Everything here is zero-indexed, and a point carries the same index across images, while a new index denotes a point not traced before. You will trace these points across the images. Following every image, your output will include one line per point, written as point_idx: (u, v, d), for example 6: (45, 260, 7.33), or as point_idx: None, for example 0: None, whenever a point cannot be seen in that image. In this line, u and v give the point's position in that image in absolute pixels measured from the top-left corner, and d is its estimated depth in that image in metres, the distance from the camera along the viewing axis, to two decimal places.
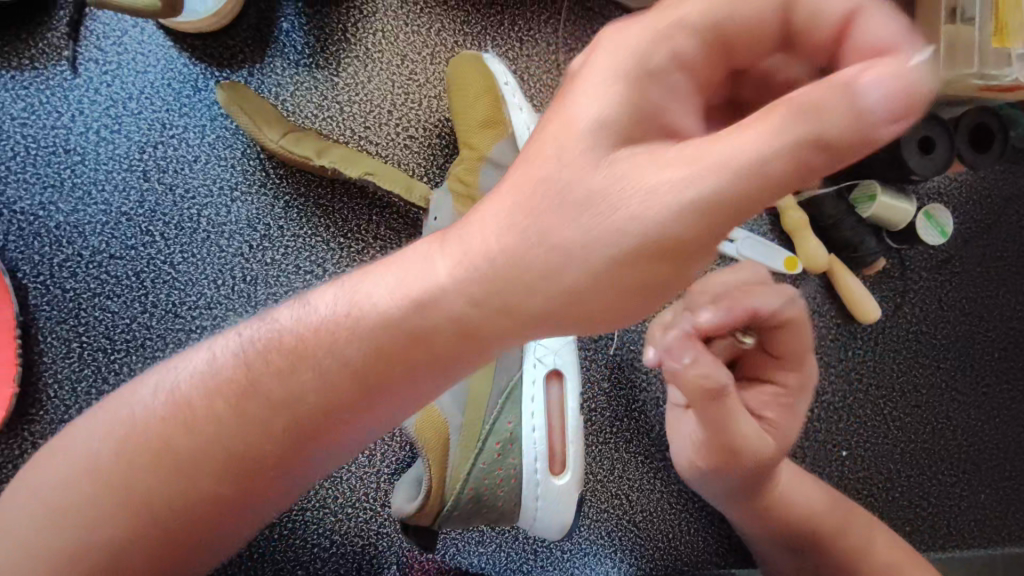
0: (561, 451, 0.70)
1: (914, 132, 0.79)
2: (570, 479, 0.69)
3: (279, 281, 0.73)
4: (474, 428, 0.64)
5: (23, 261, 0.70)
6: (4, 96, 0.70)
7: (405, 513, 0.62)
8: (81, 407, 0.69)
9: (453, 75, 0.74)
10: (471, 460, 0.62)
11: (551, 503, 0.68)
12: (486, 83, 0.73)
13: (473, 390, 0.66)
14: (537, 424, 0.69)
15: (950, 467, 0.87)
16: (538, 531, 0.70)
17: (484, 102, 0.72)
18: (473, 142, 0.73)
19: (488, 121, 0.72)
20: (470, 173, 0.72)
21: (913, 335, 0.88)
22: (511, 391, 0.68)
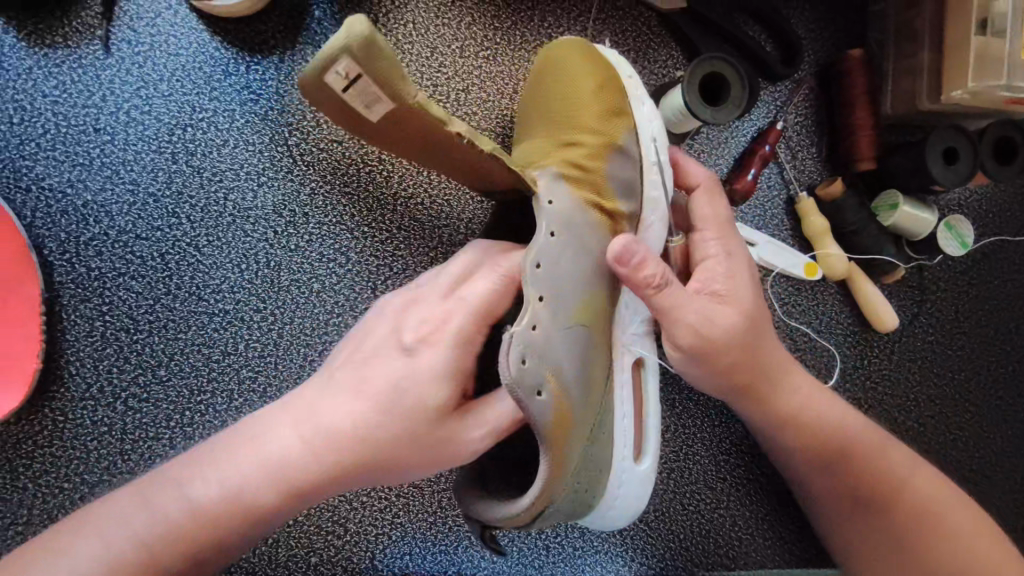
0: (639, 438, 0.69)
1: (939, 141, 0.79)
2: (650, 467, 0.69)
3: (303, 268, 0.74)
4: (590, 419, 0.61)
5: (50, 238, 0.70)
6: (37, 73, 0.70)
7: (509, 509, 0.54)
8: (102, 385, 0.70)
9: (558, 61, 0.70)
10: (584, 446, 0.60)
11: (629, 491, 0.67)
12: (609, 73, 0.69)
13: (592, 378, 0.61)
14: (625, 411, 0.67)
15: (960, 477, 0.88)
16: (612, 524, 0.69)
17: (609, 92, 0.68)
18: (601, 130, 0.67)
19: (615, 110, 0.68)
20: (594, 159, 0.65)
21: (929, 346, 0.89)
22: (610, 382, 0.65)
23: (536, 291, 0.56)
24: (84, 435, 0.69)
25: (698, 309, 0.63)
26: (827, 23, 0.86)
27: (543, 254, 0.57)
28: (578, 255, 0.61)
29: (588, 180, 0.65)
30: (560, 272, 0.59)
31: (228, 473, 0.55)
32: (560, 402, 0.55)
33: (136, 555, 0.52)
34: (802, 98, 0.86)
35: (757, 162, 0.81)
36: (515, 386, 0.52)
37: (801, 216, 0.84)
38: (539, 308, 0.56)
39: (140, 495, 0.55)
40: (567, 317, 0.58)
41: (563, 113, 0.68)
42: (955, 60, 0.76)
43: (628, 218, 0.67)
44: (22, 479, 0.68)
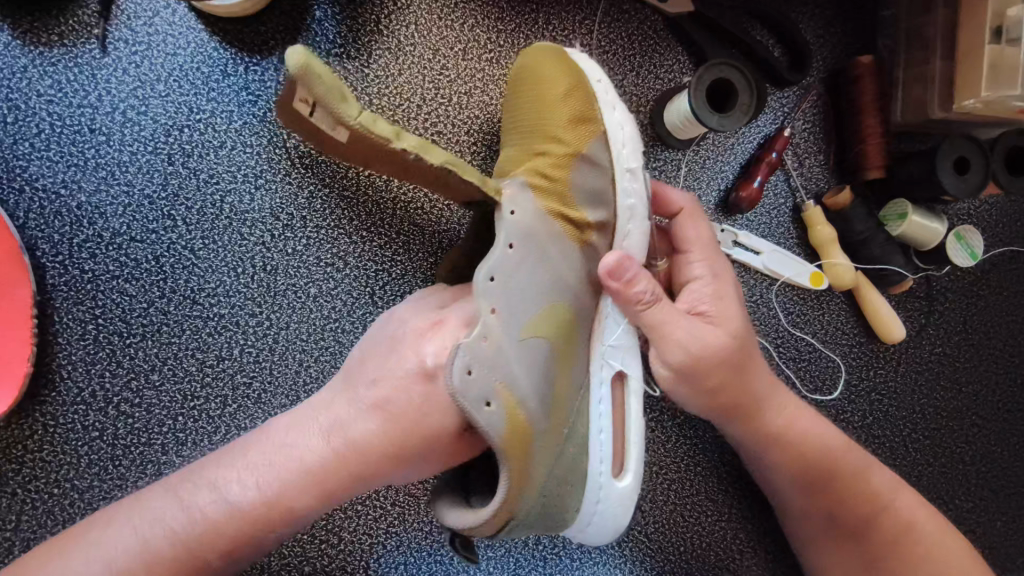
0: (621, 451, 0.66)
1: (950, 151, 0.78)
2: (632, 484, 0.65)
3: (299, 272, 0.73)
4: (557, 431, 0.59)
5: (43, 240, 0.69)
6: (32, 72, 0.69)
7: (470, 519, 0.52)
8: (94, 390, 0.69)
9: (533, 66, 0.67)
10: (552, 460, 0.58)
11: (608, 508, 0.64)
12: (576, 80, 0.66)
13: (557, 390, 0.60)
14: (604, 426, 0.65)
15: (967, 492, 0.87)
16: (588, 539, 0.66)
17: (574, 98, 0.65)
18: (564, 138, 0.64)
19: (578, 117, 0.65)
20: (559, 168, 0.63)
21: (936, 358, 0.87)
22: (583, 394, 0.64)
23: (489, 305, 0.56)
24: (75, 440, 0.68)
25: (685, 323, 0.64)
26: (836, 29, 0.84)
27: (497, 268, 0.57)
28: (538, 268, 0.60)
29: (553, 190, 0.63)
30: (514, 286, 0.58)
31: (253, 471, 0.52)
32: (515, 414, 0.54)
33: (165, 553, 0.49)
34: (810, 105, 0.84)
35: (764, 170, 0.80)
36: (461, 396, 0.52)
37: (808, 225, 0.82)
38: (493, 320, 0.56)
39: (164, 492, 0.52)
40: (519, 329, 0.58)
41: (531, 123, 0.66)
42: (968, 68, 0.75)
43: (599, 227, 0.66)
44: (12, 485, 0.67)
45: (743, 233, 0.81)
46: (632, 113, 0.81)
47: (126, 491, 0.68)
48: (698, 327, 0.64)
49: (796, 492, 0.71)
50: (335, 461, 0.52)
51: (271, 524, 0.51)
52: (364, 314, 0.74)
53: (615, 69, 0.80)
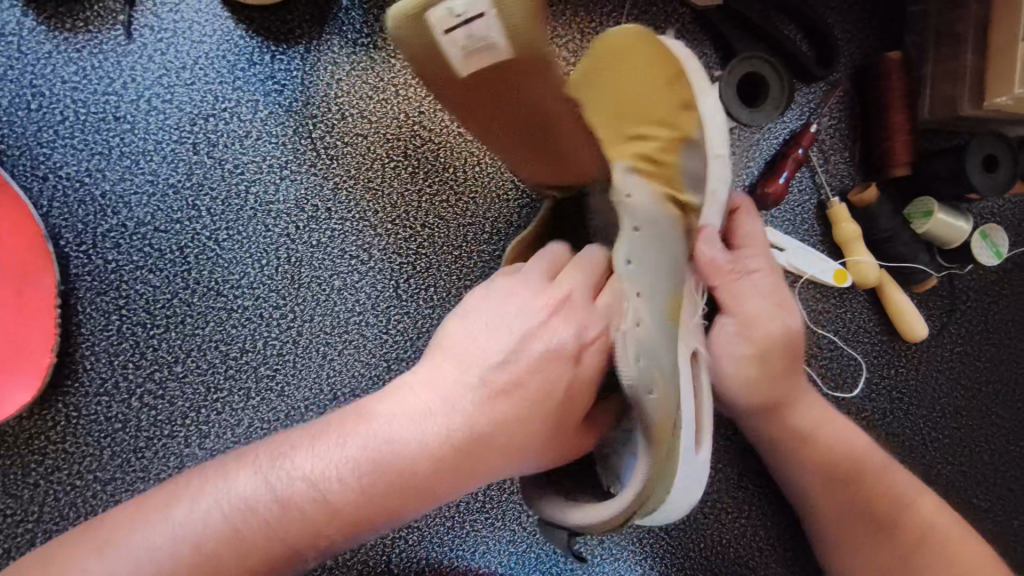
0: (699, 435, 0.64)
1: (979, 149, 0.77)
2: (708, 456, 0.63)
3: (324, 264, 0.72)
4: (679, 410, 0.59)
5: (66, 229, 0.68)
6: (56, 59, 0.68)
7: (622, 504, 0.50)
8: (117, 381, 0.68)
9: (652, 53, 0.65)
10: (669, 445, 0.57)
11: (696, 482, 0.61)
12: (675, 68, 0.66)
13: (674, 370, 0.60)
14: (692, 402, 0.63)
15: (985, 491, 0.87)
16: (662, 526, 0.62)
17: (679, 88, 0.65)
18: (672, 121, 0.65)
19: (684, 103, 0.65)
20: (668, 153, 0.64)
21: (957, 356, 0.87)
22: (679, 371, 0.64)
23: (633, 288, 0.57)
24: (98, 432, 0.68)
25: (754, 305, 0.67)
26: (864, 24, 0.84)
27: (631, 252, 0.58)
28: (662, 251, 0.61)
29: (661, 173, 0.63)
30: (648, 267, 0.58)
31: (333, 448, 0.49)
32: (664, 396, 0.54)
33: (235, 530, 0.47)
34: (836, 101, 0.84)
35: (790, 166, 0.79)
36: (635, 387, 0.52)
37: (832, 222, 0.82)
38: (638, 303, 0.56)
39: (243, 468, 0.50)
40: (659, 312, 0.58)
41: (632, 106, 0.64)
42: (998, 65, 0.74)
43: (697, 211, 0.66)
44: (34, 475, 0.66)
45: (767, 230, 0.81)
46: None
47: (149, 483, 0.68)
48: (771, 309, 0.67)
49: (823, 490, 0.70)
50: (433, 457, 0.49)
51: (354, 507, 0.48)
52: (388, 307, 0.73)
53: None
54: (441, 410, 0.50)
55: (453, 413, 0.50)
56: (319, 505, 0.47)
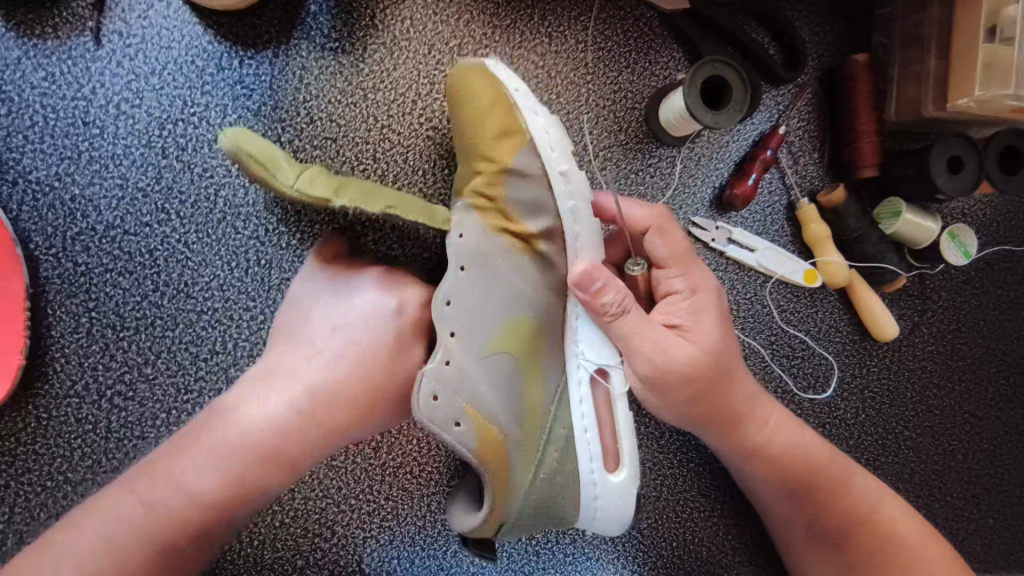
0: (614, 447, 0.65)
1: (944, 151, 0.78)
2: (627, 477, 0.64)
3: (293, 267, 0.73)
4: (536, 442, 0.63)
5: (36, 233, 0.69)
6: (25, 64, 0.69)
7: (473, 525, 0.61)
8: (87, 383, 0.69)
9: (466, 88, 0.68)
10: (538, 466, 0.62)
11: (608, 502, 0.64)
12: (497, 93, 0.67)
13: (529, 400, 0.63)
14: (588, 425, 0.65)
15: (958, 489, 0.87)
16: (603, 530, 0.66)
17: (495, 112, 0.66)
18: (492, 155, 0.66)
19: (505, 130, 0.66)
20: (493, 186, 0.66)
21: (929, 355, 0.88)
22: (560, 395, 0.65)
23: (449, 328, 0.61)
24: (68, 433, 0.68)
25: (651, 333, 0.62)
26: (832, 27, 0.84)
27: (450, 292, 0.62)
28: (494, 286, 0.64)
29: (493, 209, 0.66)
30: (468, 305, 0.63)
31: (206, 452, 0.55)
32: (486, 429, 0.60)
33: (141, 546, 0.53)
34: (805, 103, 0.84)
35: (758, 167, 0.80)
36: (428, 420, 0.59)
37: (802, 223, 0.82)
38: (452, 344, 0.61)
39: (124, 492, 0.55)
40: (482, 347, 0.62)
41: (465, 144, 0.69)
42: (961, 66, 0.75)
43: (548, 234, 0.66)
44: (5, 477, 0.67)
45: (739, 231, 0.81)
46: (627, 109, 0.81)
47: None
48: (671, 339, 0.63)
49: (785, 496, 0.71)
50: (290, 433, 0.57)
51: (233, 500, 0.55)
52: None
53: (610, 66, 0.80)
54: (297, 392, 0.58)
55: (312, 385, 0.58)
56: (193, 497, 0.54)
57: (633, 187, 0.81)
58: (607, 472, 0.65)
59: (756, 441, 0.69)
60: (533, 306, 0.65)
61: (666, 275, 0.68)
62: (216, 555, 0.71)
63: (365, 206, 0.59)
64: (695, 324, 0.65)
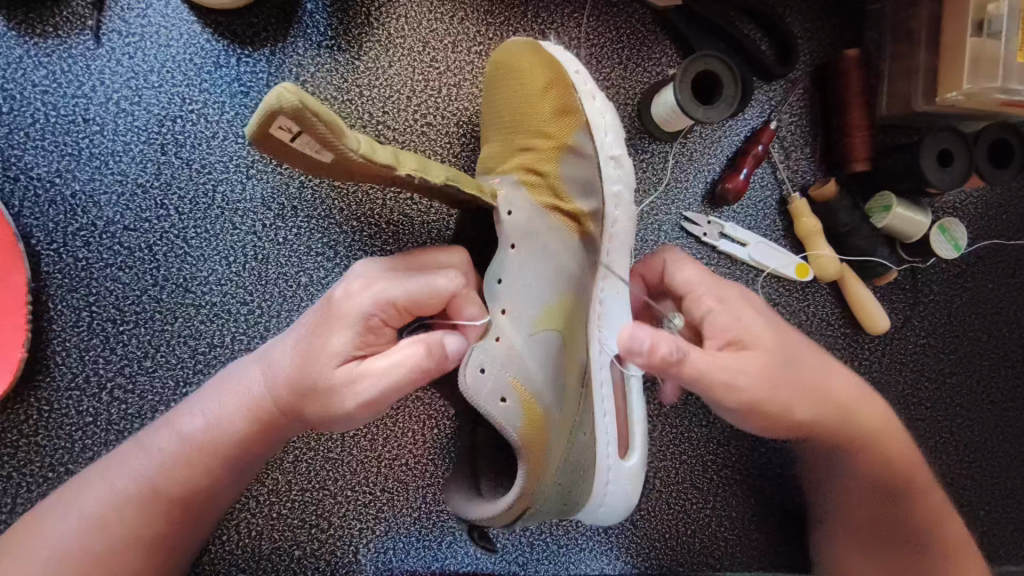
0: (627, 435, 0.69)
1: (934, 144, 0.78)
2: (637, 462, 0.67)
3: (290, 261, 0.74)
4: (569, 424, 0.63)
5: (37, 228, 0.70)
6: (27, 63, 0.70)
7: (496, 511, 0.56)
8: (87, 375, 0.70)
9: (519, 61, 0.69)
10: (569, 449, 0.62)
11: (619, 488, 0.66)
12: (553, 72, 0.68)
13: (569, 380, 0.64)
14: (608, 410, 0.67)
15: (950, 481, 0.88)
16: (602, 520, 0.67)
17: (553, 91, 0.68)
18: (549, 132, 0.67)
19: (561, 109, 0.68)
20: (547, 162, 0.67)
21: (921, 348, 0.88)
22: (587, 379, 0.66)
23: (500, 305, 0.63)
24: (69, 425, 0.69)
25: (717, 363, 0.61)
26: (823, 22, 0.85)
27: (503, 269, 0.65)
28: (544, 264, 0.65)
29: (545, 185, 0.67)
30: (522, 284, 0.64)
31: (172, 439, 0.60)
32: (532, 407, 0.59)
33: (117, 520, 0.58)
34: (797, 98, 0.85)
35: (750, 162, 0.81)
36: (474, 394, 0.57)
37: (793, 218, 0.83)
38: (503, 320, 0.62)
39: (106, 471, 0.60)
40: (531, 325, 0.63)
41: (516, 118, 0.69)
42: (950, 60, 0.76)
43: (597, 215, 0.68)
44: (7, 468, 0.68)
45: (730, 225, 0.82)
46: (620, 105, 0.82)
47: None
48: (738, 363, 0.62)
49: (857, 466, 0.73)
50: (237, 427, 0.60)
51: (198, 478, 0.60)
52: None
53: (603, 62, 0.81)
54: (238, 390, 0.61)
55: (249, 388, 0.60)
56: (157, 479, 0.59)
57: None
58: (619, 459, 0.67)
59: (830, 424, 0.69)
60: (576, 287, 0.67)
61: (695, 302, 0.67)
62: (214, 545, 0.73)
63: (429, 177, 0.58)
64: (753, 334, 0.64)
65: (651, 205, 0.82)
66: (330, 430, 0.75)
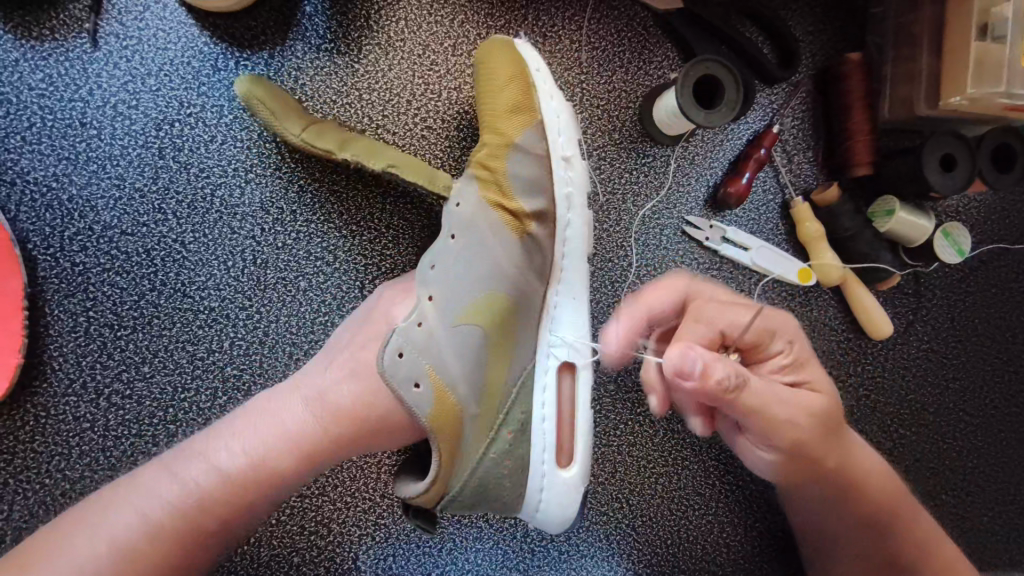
0: (571, 443, 0.68)
1: (937, 148, 0.78)
2: (577, 474, 0.66)
3: (289, 266, 0.73)
4: (488, 418, 0.63)
5: (33, 233, 0.69)
6: (23, 66, 0.69)
7: (415, 491, 0.60)
8: (84, 381, 0.70)
9: (483, 62, 0.70)
10: (486, 443, 0.62)
11: (553, 497, 0.66)
12: (516, 69, 0.69)
13: (490, 377, 0.63)
14: (547, 414, 0.67)
15: (953, 486, 0.88)
16: (540, 524, 0.67)
17: (512, 87, 0.68)
18: (500, 128, 0.68)
19: (517, 106, 0.68)
20: (495, 158, 0.67)
21: (924, 353, 0.88)
22: (522, 379, 0.66)
23: (427, 292, 0.64)
24: (66, 431, 0.69)
25: (776, 409, 0.60)
26: (825, 26, 0.85)
27: (438, 257, 0.66)
28: (478, 258, 0.66)
29: (491, 180, 0.67)
30: (453, 276, 0.65)
31: (207, 467, 0.57)
32: (443, 396, 0.60)
33: (147, 546, 0.54)
34: (799, 102, 0.85)
35: (752, 166, 0.80)
36: (389, 376, 0.59)
37: (797, 222, 0.83)
38: (428, 307, 0.63)
39: (126, 497, 0.56)
40: (453, 316, 0.63)
41: (482, 115, 0.70)
42: (953, 64, 0.75)
43: (539, 214, 0.68)
44: (4, 475, 0.68)
45: (732, 230, 0.82)
46: (621, 109, 0.81)
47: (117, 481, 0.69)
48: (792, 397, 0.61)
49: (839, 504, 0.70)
50: (283, 457, 0.58)
51: (238, 508, 0.57)
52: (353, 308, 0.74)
53: (604, 65, 0.81)
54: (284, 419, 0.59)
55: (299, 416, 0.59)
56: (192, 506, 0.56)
57: (627, 186, 0.81)
58: (557, 466, 0.67)
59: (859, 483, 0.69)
60: (511, 285, 0.66)
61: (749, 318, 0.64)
62: None
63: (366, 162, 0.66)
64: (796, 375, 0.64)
65: (653, 209, 0.82)
66: None
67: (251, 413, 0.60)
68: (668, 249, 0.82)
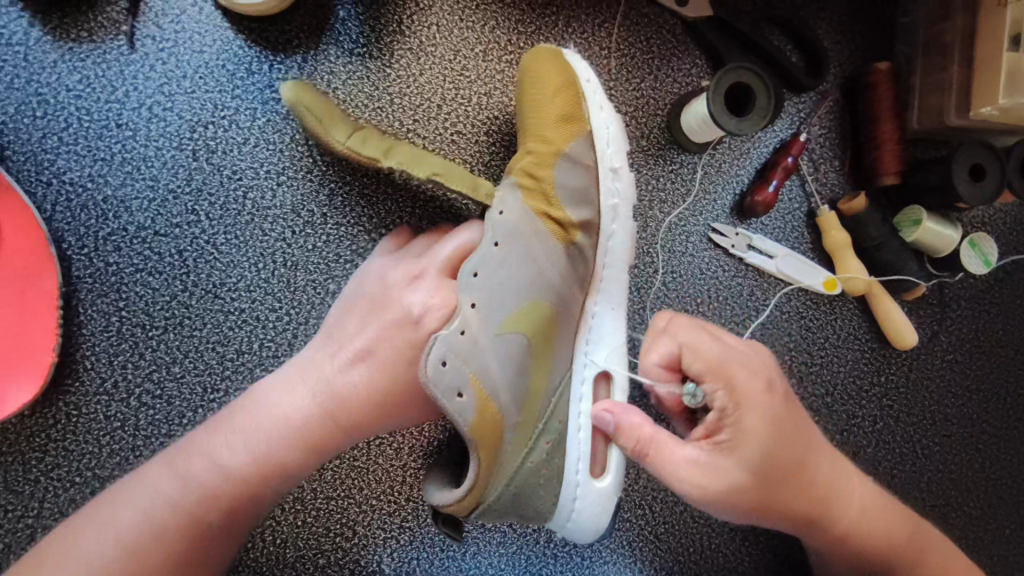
0: (604, 454, 0.68)
1: (967, 159, 0.78)
2: (610, 483, 0.67)
3: (319, 268, 0.74)
4: (528, 428, 0.63)
5: (68, 232, 0.70)
6: (61, 67, 0.70)
7: (452, 499, 0.58)
8: (116, 380, 0.70)
9: (530, 69, 0.71)
10: (524, 453, 0.62)
11: (586, 505, 0.66)
12: (568, 79, 0.70)
13: (532, 386, 0.63)
14: (582, 424, 0.66)
15: (976, 498, 0.87)
16: (569, 534, 0.67)
17: (563, 97, 0.69)
18: (547, 137, 0.68)
19: (566, 116, 0.69)
20: (543, 167, 0.67)
21: (948, 363, 0.88)
22: (563, 388, 0.66)
23: (468, 298, 0.61)
24: (97, 430, 0.69)
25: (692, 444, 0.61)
26: (853, 35, 0.85)
27: (481, 263, 0.63)
28: (522, 264, 0.65)
29: (539, 188, 0.67)
30: (495, 282, 0.63)
31: (239, 435, 0.58)
32: (487, 404, 0.59)
33: (176, 519, 0.56)
34: (826, 111, 0.85)
35: (779, 174, 0.80)
36: (434, 384, 0.57)
37: (822, 230, 0.83)
38: (472, 314, 0.61)
39: (164, 466, 0.57)
40: (498, 324, 0.62)
41: (527, 124, 0.70)
42: (985, 75, 0.75)
43: (585, 225, 0.69)
44: (35, 472, 0.68)
45: (761, 236, 0.82)
46: (649, 116, 0.81)
47: None
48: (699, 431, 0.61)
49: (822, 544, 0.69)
50: (309, 422, 0.59)
51: (266, 478, 0.58)
52: None
53: (633, 72, 0.81)
54: (310, 389, 0.60)
55: (331, 388, 0.60)
56: (221, 478, 0.57)
57: (654, 192, 0.81)
58: (591, 477, 0.67)
59: (831, 515, 0.66)
60: (554, 294, 0.66)
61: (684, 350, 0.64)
62: (239, 553, 0.72)
63: (410, 170, 0.65)
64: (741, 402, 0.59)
65: (679, 216, 0.82)
66: (356, 438, 0.75)
67: (277, 382, 0.61)
68: (694, 256, 0.82)
